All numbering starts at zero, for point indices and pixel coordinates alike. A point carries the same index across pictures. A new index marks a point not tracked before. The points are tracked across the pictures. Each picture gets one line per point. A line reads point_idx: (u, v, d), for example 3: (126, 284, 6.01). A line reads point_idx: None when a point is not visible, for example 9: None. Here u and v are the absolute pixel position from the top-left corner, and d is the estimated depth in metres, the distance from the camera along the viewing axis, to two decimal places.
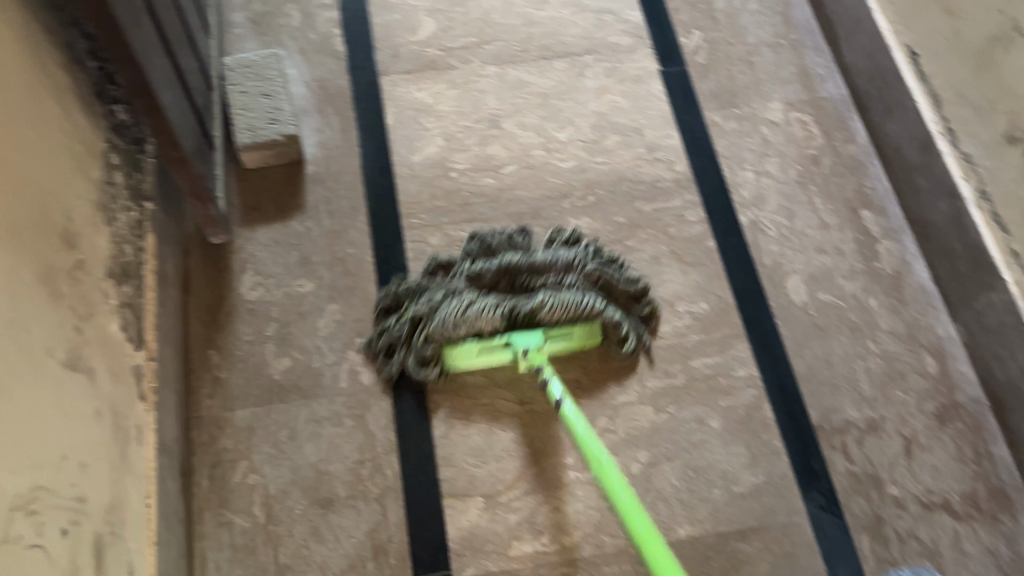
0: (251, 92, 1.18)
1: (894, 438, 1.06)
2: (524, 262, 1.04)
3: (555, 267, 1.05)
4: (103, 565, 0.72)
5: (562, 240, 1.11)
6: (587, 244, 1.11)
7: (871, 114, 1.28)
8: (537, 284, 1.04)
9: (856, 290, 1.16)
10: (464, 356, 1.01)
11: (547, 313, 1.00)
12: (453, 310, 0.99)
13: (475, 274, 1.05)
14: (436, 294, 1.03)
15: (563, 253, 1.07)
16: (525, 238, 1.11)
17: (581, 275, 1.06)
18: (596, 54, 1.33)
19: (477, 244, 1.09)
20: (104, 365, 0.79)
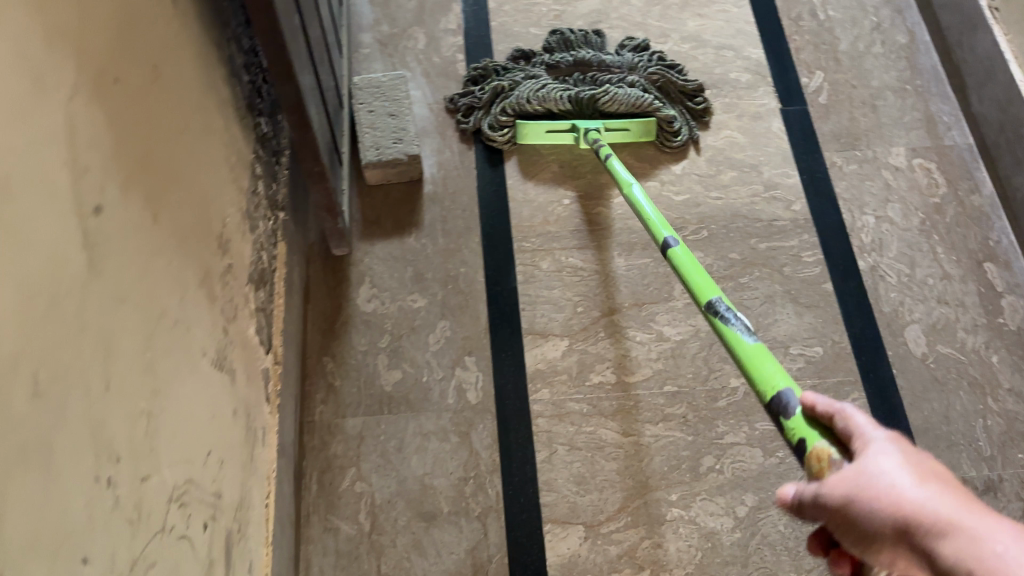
0: (378, 112, 1.22)
1: (1013, 501, 1.02)
2: (596, 60, 1.29)
3: (620, 68, 1.29)
4: (231, 559, 0.74)
5: (630, 48, 1.33)
6: (652, 52, 1.34)
7: (999, 166, 1.25)
8: (603, 76, 1.28)
9: (978, 345, 1.12)
10: (534, 133, 1.24)
11: (608, 102, 1.22)
12: (531, 90, 1.24)
13: (553, 62, 1.30)
14: (517, 74, 1.28)
15: (628, 59, 1.30)
16: (599, 39, 1.34)
17: (643, 76, 1.29)
18: (715, 90, 1.33)
19: (558, 37, 1.33)
20: (242, 367, 0.82)
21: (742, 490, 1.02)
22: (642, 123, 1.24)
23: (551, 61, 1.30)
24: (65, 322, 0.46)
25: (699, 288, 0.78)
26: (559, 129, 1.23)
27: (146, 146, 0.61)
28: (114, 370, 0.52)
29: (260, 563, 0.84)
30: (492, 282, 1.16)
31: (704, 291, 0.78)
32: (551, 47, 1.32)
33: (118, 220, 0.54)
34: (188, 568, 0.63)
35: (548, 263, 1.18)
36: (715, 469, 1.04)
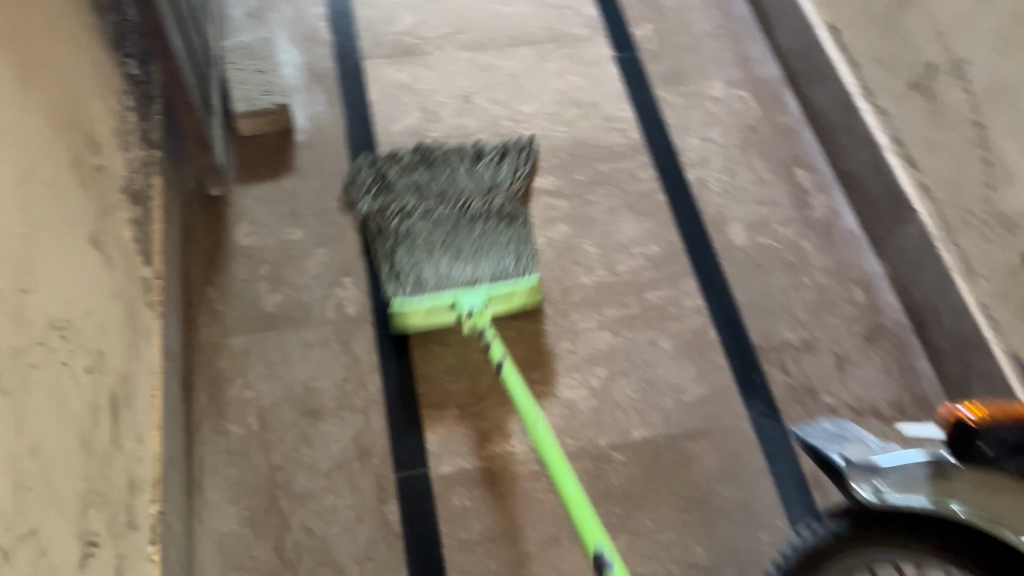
0: (247, 69, 1.32)
1: (826, 354, 1.18)
2: (461, 210, 1.21)
3: (485, 183, 1.25)
4: (117, 418, 0.81)
5: (490, 156, 1.28)
6: (507, 155, 1.29)
7: (801, 89, 1.44)
8: (468, 201, 1.22)
9: (792, 234, 1.30)
10: (411, 316, 1.09)
11: (480, 241, 1.17)
12: (398, 231, 1.18)
13: (416, 188, 1.23)
14: (390, 200, 1.22)
15: (490, 180, 1.25)
16: (460, 158, 1.27)
17: (504, 194, 1.24)
18: (557, 42, 1.49)
19: (417, 153, 1.27)
20: (119, 259, 0.91)
21: (595, 365, 1.15)
22: (526, 287, 1.12)
23: (414, 184, 1.24)
24: None
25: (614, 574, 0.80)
26: (440, 312, 1.09)
27: (13, 17, 0.69)
28: None
29: (151, 444, 0.91)
30: None
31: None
32: (411, 163, 1.26)
33: None
34: (73, 390, 0.70)
35: None
36: (571, 351, 1.17)
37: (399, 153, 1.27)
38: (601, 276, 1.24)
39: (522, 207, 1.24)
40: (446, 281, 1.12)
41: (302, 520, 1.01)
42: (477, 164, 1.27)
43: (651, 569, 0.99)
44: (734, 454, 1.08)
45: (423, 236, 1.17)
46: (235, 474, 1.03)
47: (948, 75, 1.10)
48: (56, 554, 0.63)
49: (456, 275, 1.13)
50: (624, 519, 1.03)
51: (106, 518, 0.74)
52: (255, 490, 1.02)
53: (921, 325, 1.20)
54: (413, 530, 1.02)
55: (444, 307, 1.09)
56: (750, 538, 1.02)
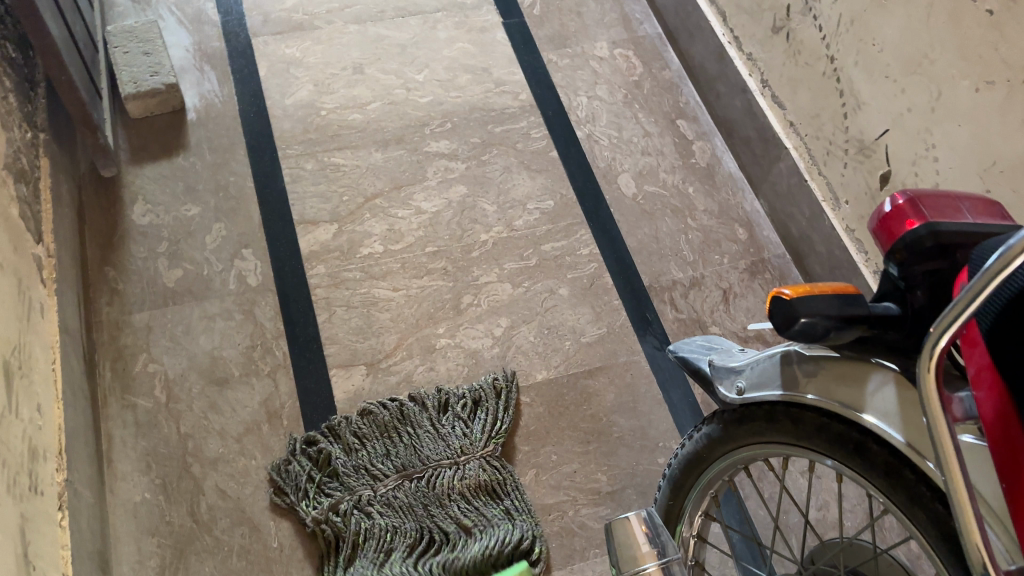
0: (133, 51, 1.32)
1: (713, 289, 1.25)
2: (431, 498, 1.01)
3: (453, 453, 1.05)
4: (12, 386, 0.82)
5: (455, 408, 1.09)
6: (479, 408, 1.10)
7: (681, 45, 1.51)
8: (436, 473, 1.03)
9: (677, 180, 1.36)
10: None
11: (456, 528, 0.99)
12: (358, 549, 0.96)
13: (373, 474, 1.03)
14: (342, 499, 1.00)
15: (462, 441, 1.06)
16: (419, 412, 1.08)
17: (480, 461, 1.05)
18: (445, 12, 1.52)
19: (368, 419, 1.08)
20: (6, 234, 0.91)
21: (497, 315, 1.20)
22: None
23: (366, 463, 1.04)
24: None
25: None
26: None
27: None
28: None
29: (53, 416, 0.91)
30: (260, 186, 1.28)
31: None
32: (363, 433, 1.06)
33: None
34: None
35: (312, 164, 1.31)
36: (474, 303, 1.21)
37: (343, 422, 1.07)
38: (499, 232, 1.28)
39: (501, 466, 1.05)
40: None
41: (214, 483, 1.02)
42: (443, 421, 1.08)
43: (558, 499, 1.04)
44: (631, 387, 1.14)
45: (391, 537, 0.97)
46: (144, 446, 1.04)
47: (801, 16, 1.20)
48: None
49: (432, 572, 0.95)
50: (531, 456, 1.07)
51: (3, 479, 0.75)
52: (166, 459, 1.03)
53: (799, 256, 1.29)
54: None
55: None
56: (650, 462, 1.08)
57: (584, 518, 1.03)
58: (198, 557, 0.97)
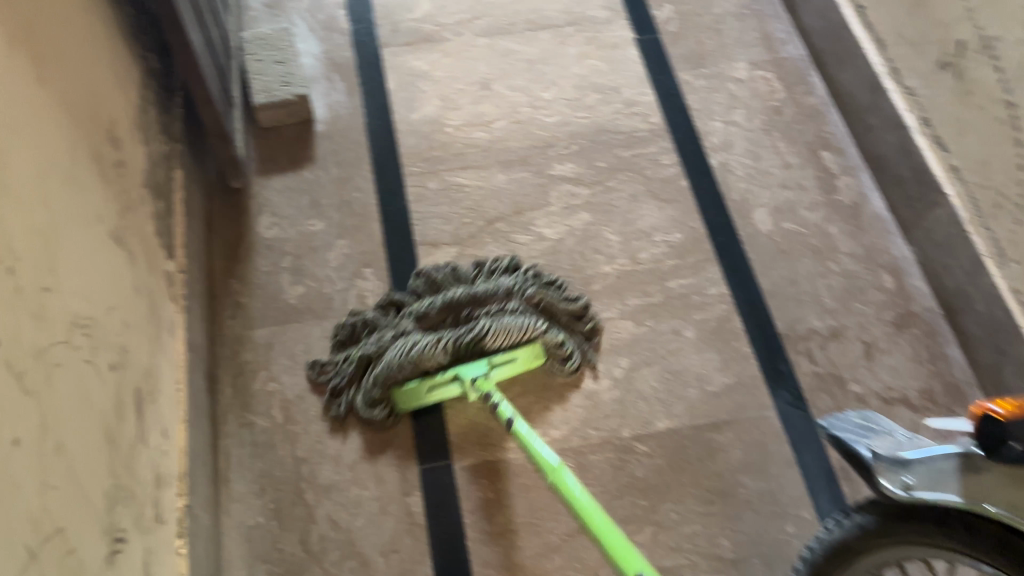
0: (266, 60, 1.31)
1: (854, 342, 1.16)
2: (465, 295, 1.08)
3: (497, 296, 1.09)
4: (142, 413, 0.81)
5: (501, 269, 1.15)
6: (527, 271, 1.15)
7: (827, 69, 1.41)
8: (478, 301, 1.08)
9: (818, 219, 1.27)
10: (412, 397, 1.04)
11: (491, 339, 1.04)
12: (399, 351, 1.02)
13: (419, 311, 1.08)
14: (385, 334, 1.07)
15: (505, 281, 1.11)
16: (468, 271, 1.14)
17: (522, 299, 1.09)
18: (576, 26, 1.47)
19: (423, 280, 1.13)
20: (144, 255, 0.91)
21: (618, 355, 1.14)
22: (528, 351, 1.06)
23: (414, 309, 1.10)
24: None
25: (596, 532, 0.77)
26: (437, 377, 1.03)
27: (28, 18, 0.70)
28: (7, 180, 0.60)
29: (176, 437, 0.91)
30: (383, 204, 1.26)
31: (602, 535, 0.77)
32: (418, 293, 1.12)
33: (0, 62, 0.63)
34: (97, 387, 0.71)
35: (435, 183, 1.28)
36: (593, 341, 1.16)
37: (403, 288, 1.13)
38: (623, 264, 1.22)
39: (540, 310, 1.11)
40: (446, 346, 1.02)
41: (327, 512, 1.01)
42: (492, 274, 1.14)
43: (678, 562, 0.99)
44: (760, 445, 1.08)
45: (429, 343, 1.02)
46: (260, 467, 1.04)
47: (976, 54, 1.09)
48: (84, 551, 0.64)
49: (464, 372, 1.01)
50: (650, 512, 1.03)
51: (131, 513, 0.75)
52: (281, 483, 1.03)
53: (952, 311, 1.18)
54: (438, 521, 1.02)
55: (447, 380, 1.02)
56: (777, 530, 1.02)
57: None
58: None
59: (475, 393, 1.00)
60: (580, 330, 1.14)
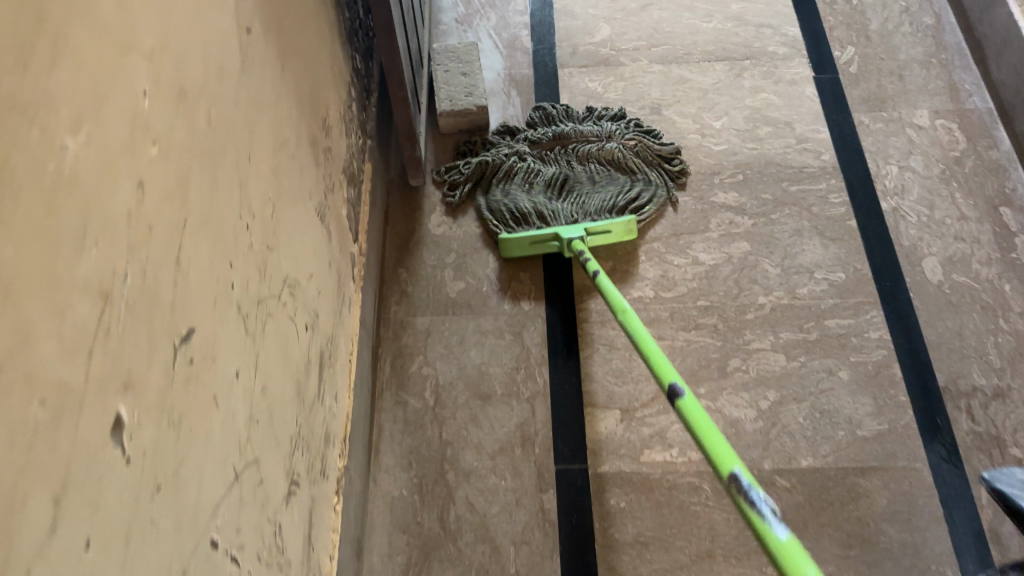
0: (453, 71, 1.40)
1: (1020, 406, 1.11)
2: (574, 138, 1.35)
3: (598, 140, 1.35)
4: (321, 375, 0.89)
5: (607, 114, 1.39)
6: (627, 118, 1.39)
7: (1016, 124, 1.35)
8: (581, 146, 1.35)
9: (992, 275, 1.22)
10: (515, 246, 1.23)
11: (590, 190, 1.30)
12: (516, 179, 1.32)
13: (534, 140, 1.36)
14: (503, 152, 1.34)
15: (607, 129, 1.36)
16: (579, 112, 1.40)
17: (619, 143, 1.35)
18: (754, 60, 1.48)
19: (541, 112, 1.40)
20: (337, 234, 0.99)
21: (765, 387, 1.14)
22: (623, 224, 1.22)
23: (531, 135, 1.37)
24: (228, 81, 0.63)
25: (661, 372, 0.89)
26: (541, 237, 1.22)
27: (278, 10, 0.79)
28: (253, 147, 0.68)
29: (343, 403, 0.98)
30: None
31: (667, 375, 0.88)
32: (533, 122, 1.39)
33: (259, 49, 0.72)
34: (294, 342, 0.79)
35: None
36: (741, 369, 1.16)
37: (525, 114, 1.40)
38: (779, 297, 1.22)
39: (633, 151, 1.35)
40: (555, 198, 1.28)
41: (465, 494, 1.06)
42: (600, 117, 1.39)
43: None
44: (907, 496, 1.05)
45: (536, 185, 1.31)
46: (408, 443, 1.11)
47: None
48: (272, 486, 0.70)
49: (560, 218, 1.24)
50: None
51: (306, 462, 0.82)
52: (426, 461, 1.09)
53: None
54: (569, 521, 1.04)
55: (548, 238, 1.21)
56: None
57: None
58: (441, 564, 1.01)
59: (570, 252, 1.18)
60: (667, 171, 1.34)
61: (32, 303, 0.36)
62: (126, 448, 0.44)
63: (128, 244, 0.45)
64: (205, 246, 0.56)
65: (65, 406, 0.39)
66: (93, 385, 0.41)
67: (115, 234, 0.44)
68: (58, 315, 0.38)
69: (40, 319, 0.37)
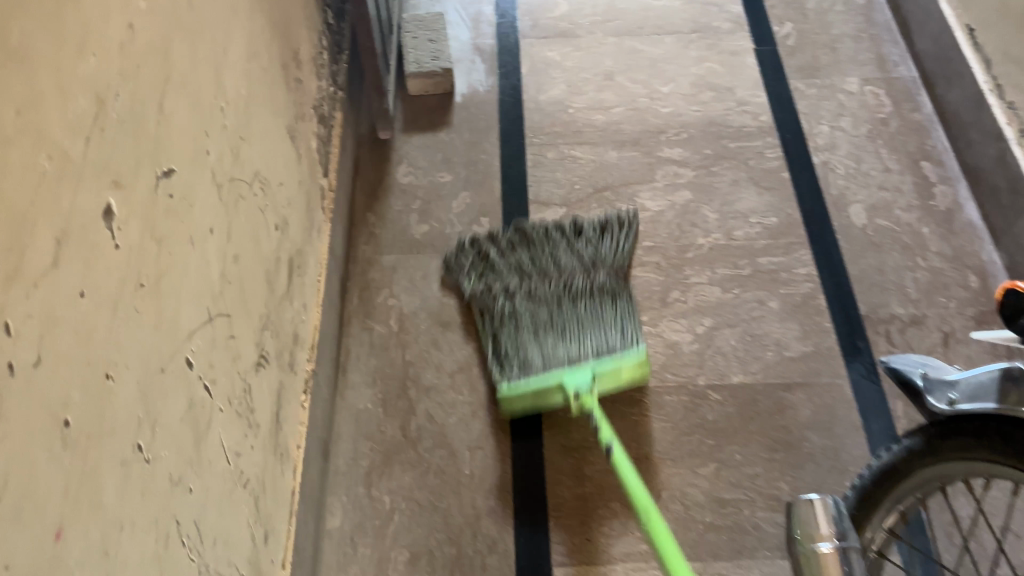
0: (421, 38, 1.51)
1: (934, 331, 1.21)
2: (560, 266, 1.22)
3: (585, 268, 1.22)
4: (290, 277, 0.98)
5: (590, 232, 1.27)
6: (612, 235, 1.28)
7: (936, 88, 1.47)
8: (570, 278, 1.20)
9: (911, 219, 1.33)
10: (517, 400, 1.07)
11: (589, 320, 1.14)
12: (506, 317, 1.16)
13: (517, 267, 1.23)
14: (492, 292, 1.20)
15: (590, 256, 1.24)
16: (560, 232, 1.27)
17: (607, 270, 1.23)
18: (700, 33, 1.60)
19: (518, 234, 1.27)
20: (307, 161, 1.09)
21: (702, 315, 1.24)
22: (633, 361, 1.07)
23: (515, 264, 1.24)
24: None
25: None
26: (544, 386, 1.05)
27: None
28: (228, 44, 0.78)
29: (311, 316, 1.07)
30: (505, 165, 1.42)
31: None
32: (512, 244, 1.26)
33: None
34: (265, 233, 0.88)
35: (553, 153, 1.43)
36: (681, 300, 1.26)
37: (498, 233, 1.28)
38: (717, 239, 1.32)
39: (624, 283, 1.22)
40: (556, 338, 1.11)
41: (425, 408, 1.15)
42: (581, 241, 1.26)
43: (736, 497, 1.07)
44: (829, 408, 1.15)
45: (528, 315, 1.15)
46: (374, 363, 1.20)
47: None
48: (242, 346, 0.79)
49: (560, 353, 1.09)
50: (715, 450, 1.11)
51: (275, 346, 0.91)
52: (389, 379, 1.18)
53: None
54: (520, 430, 1.13)
55: (552, 388, 1.05)
56: (835, 482, 1.08)
57: (760, 521, 1.05)
58: (401, 467, 1.10)
59: (577, 406, 1.03)
60: (617, 233, 1.28)
61: (44, 75, 0.45)
62: (115, 235, 0.53)
63: (120, 68, 0.54)
64: (183, 106, 0.65)
65: (68, 171, 0.47)
66: (90, 166, 0.50)
67: (110, 54, 0.53)
68: (64, 96, 0.47)
69: (53, 90, 0.46)
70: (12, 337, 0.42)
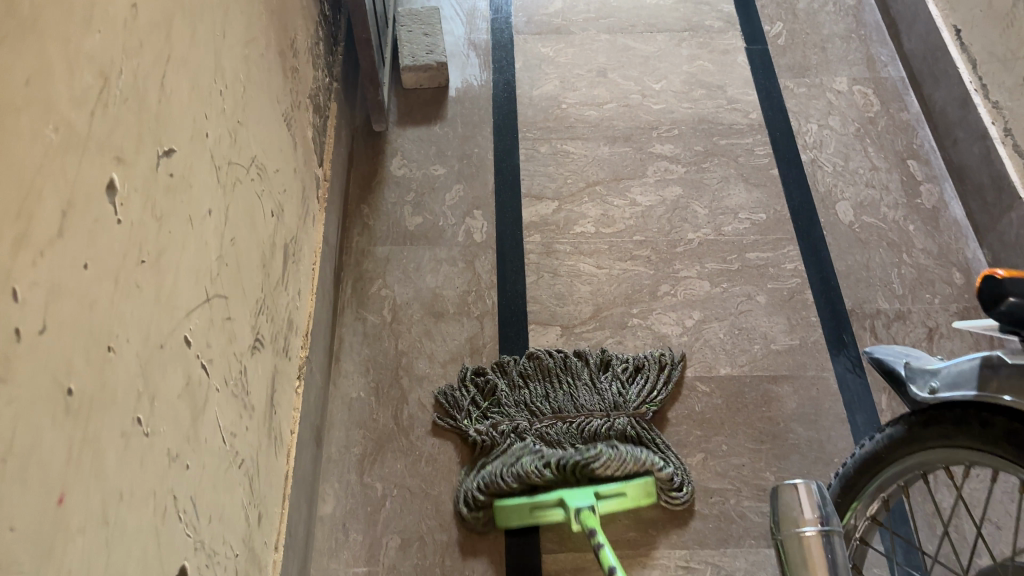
0: (415, 32, 1.53)
1: (919, 326, 1.23)
2: (576, 408, 1.12)
3: (605, 411, 1.12)
4: (286, 264, 0.99)
5: (616, 369, 1.17)
6: (641, 375, 1.17)
7: (923, 89, 1.50)
8: (586, 421, 1.10)
9: (898, 217, 1.36)
10: (514, 514, 1.02)
11: (602, 467, 1.04)
12: (508, 459, 1.05)
13: (526, 405, 1.13)
14: (497, 430, 1.10)
15: (612, 394, 1.13)
16: (579, 364, 1.17)
17: (629, 415, 1.12)
18: (692, 32, 1.62)
19: (533, 362, 1.17)
20: (303, 150, 1.10)
21: (691, 308, 1.26)
22: (638, 484, 1.03)
23: (526, 401, 1.14)
24: None
25: None
26: (540, 500, 1.01)
27: None
28: (228, 30, 0.79)
29: (305, 304, 1.08)
30: (498, 159, 1.43)
31: None
32: (526, 373, 1.17)
33: None
34: (262, 220, 0.89)
35: (546, 148, 1.45)
36: (670, 293, 1.27)
37: (510, 362, 1.18)
38: (707, 234, 1.34)
39: (646, 430, 1.11)
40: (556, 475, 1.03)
41: (418, 397, 1.17)
42: (603, 377, 1.16)
43: (722, 486, 1.09)
44: (815, 400, 1.17)
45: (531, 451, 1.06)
46: (367, 352, 1.21)
47: None
48: (238, 327, 0.80)
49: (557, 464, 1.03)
50: (702, 440, 1.13)
51: (271, 331, 0.92)
52: (382, 368, 1.19)
53: None
54: None
55: (552, 503, 1.01)
56: (820, 473, 1.10)
57: (746, 509, 1.07)
58: (393, 454, 1.11)
59: (578, 523, 0.98)
60: (658, 373, 1.17)
61: (51, 48, 0.47)
62: (118, 210, 0.55)
63: (124, 47, 0.56)
64: (183, 88, 0.67)
65: (73, 143, 0.49)
66: (95, 140, 0.52)
67: (115, 32, 0.54)
68: (71, 70, 0.49)
69: (60, 63, 0.47)
70: (19, 303, 0.43)
